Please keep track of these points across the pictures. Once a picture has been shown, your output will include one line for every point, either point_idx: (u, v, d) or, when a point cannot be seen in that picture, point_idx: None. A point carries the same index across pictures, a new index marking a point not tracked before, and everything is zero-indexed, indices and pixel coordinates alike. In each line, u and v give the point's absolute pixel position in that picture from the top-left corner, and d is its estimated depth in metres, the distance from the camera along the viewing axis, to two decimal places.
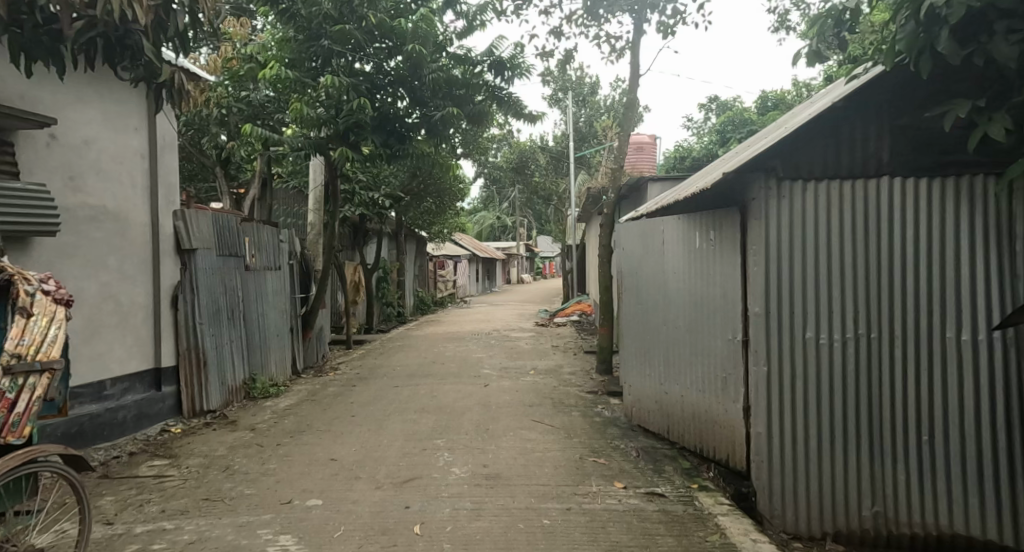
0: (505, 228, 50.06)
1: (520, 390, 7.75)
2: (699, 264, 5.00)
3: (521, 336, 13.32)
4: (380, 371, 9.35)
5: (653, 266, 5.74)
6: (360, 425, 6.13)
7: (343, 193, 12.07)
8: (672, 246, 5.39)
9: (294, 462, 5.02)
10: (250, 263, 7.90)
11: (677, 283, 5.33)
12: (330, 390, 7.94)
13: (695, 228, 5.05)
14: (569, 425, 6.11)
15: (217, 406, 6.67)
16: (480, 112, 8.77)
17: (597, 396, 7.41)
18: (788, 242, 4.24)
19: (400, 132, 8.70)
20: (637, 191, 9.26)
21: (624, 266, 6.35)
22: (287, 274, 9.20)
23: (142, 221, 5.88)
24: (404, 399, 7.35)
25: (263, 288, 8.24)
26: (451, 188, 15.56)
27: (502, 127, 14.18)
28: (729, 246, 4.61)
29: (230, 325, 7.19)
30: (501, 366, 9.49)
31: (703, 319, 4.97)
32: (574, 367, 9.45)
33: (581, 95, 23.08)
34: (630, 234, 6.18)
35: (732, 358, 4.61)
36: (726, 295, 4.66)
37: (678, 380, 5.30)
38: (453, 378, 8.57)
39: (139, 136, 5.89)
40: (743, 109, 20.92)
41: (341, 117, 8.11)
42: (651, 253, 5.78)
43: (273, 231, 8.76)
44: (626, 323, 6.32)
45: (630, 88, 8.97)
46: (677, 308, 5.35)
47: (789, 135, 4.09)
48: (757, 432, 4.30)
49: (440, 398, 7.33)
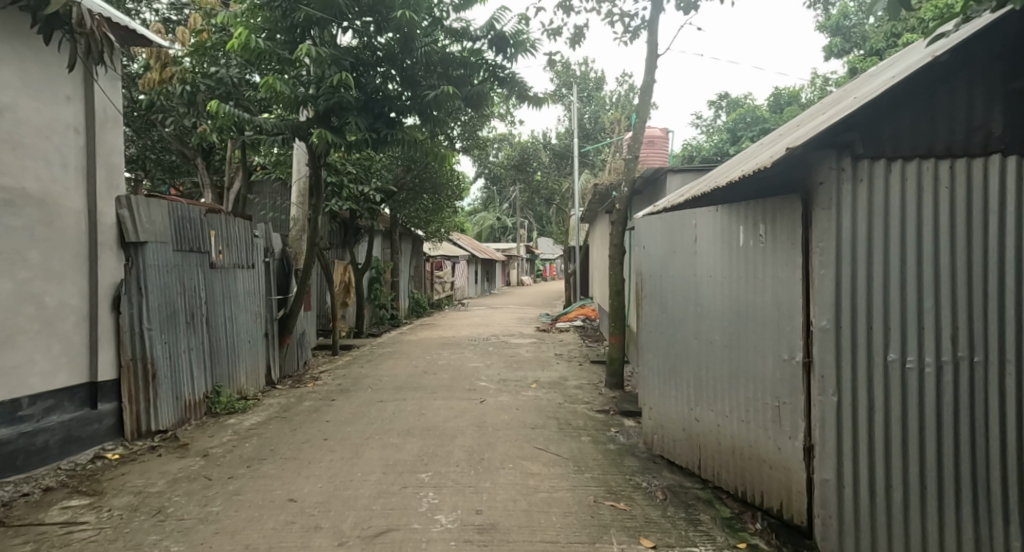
0: (504, 229, 49.07)
1: (520, 408, 6.82)
2: (742, 267, 4.09)
3: (521, 343, 12.39)
4: (365, 383, 8.43)
5: (680, 269, 4.84)
6: (332, 452, 5.20)
7: (329, 185, 11.05)
8: (706, 245, 4.49)
9: (245, 502, 4.10)
10: (216, 260, 6.99)
11: (712, 290, 4.42)
12: (305, 406, 7.02)
13: (737, 223, 4.14)
14: (578, 455, 5.19)
15: (169, 424, 5.74)
16: (480, 92, 7.92)
17: (608, 416, 6.50)
18: (865, 238, 3.34)
19: (389, 117, 7.79)
20: (656, 186, 8.30)
21: (643, 269, 5.44)
22: (262, 273, 8.29)
23: (75, 208, 4.96)
24: (388, 417, 6.42)
25: (231, 288, 7.33)
26: (449, 183, 14.50)
27: (503, 118, 13.29)
28: (786, 243, 3.69)
29: (188, 330, 6.28)
30: (499, 378, 8.56)
31: (746, 333, 4.07)
32: (581, 379, 8.54)
33: (586, 89, 22.10)
34: (651, 229, 5.27)
35: (786, 383, 3.70)
36: (780, 304, 3.75)
37: (714, 407, 4.40)
38: (445, 392, 7.63)
39: (73, 107, 5.00)
40: (755, 106, 20.03)
41: (320, 95, 7.23)
42: (678, 254, 4.87)
43: (246, 224, 7.85)
44: (645, 336, 5.41)
45: (647, 70, 8.06)
46: (711, 319, 4.44)
47: (871, 100, 3.18)
48: (823, 479, 3.40)
49: (428, 416, 6.40)
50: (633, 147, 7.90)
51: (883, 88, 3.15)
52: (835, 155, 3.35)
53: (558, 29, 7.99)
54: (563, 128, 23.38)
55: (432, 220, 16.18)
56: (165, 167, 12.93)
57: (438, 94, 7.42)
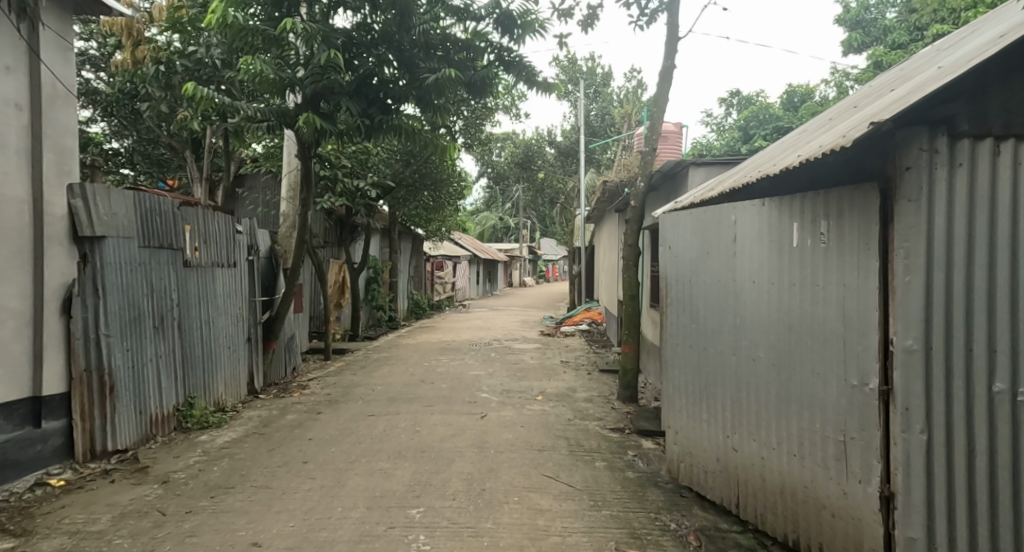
0: (506, 230, 48.31)
1: (525, 426, 6.15)
2: (796, 273, 3.44)
3: (524, 348, 11.73)
4: (356, 393, 7.77)
5: (715, 272, 4.18)
6: (310, 479, 4.54)
7: (322, 178, 10.41)
8: (748, 245, 3.83)
9: (199, 546, 3.44)
10: (191, 257, 6.33)
11: (757, 298, 3.76)
12: (288, 420, 6.37)
13: (789, 219, 3.48)
14: (593, 486, 4.52)
15: (130, 443, 5.06)
16: (484, 77, 7.31)
17: (624, 436, 5.85)
18: (966, 237, 2.66)
19: (384, 103, 7.17)
20: (674, 182, 7.66)
21: (669, 271, 4.77)
22: (245, 272, 7.63)
23: (16, 195, 4.34)
24: (378, 434, 5.77)
25: (208, 288, 6.68)
26: (450, 179, 13.83)
27: (507, 110, 12.64)
28: (856, 243, 3.03)
29: (156, 335, 5.62)
30: (501, 389, 7.90)
31: (800, 351, 3.41)
32: (590, 391, 7.88)
33: (593, 84, 21.09)
34: (680, 228, 4.61)
35: (855, 413, 3.04)
36: (847, 318, 3.09)
37: (758, 436, 3.74)
38: (443, 405, 6.97)
39: (14, 81, 4.37)
40: (767, 104, 19.37)
41: (308, 77, 6.62)
42: (712, 255, 4.21)
43: (228, 219, 7.19)
44: (670, 348, 4.76)
45: (665, 55, 7.40)
46: (754, 332, 3.79)
47: (980, 63, 2.52)
48: (909, 538, 2.74)
49: (422, 435, 5.74)
50: (650, 139, 7.23)
51: (998, 47, 2.47)
52: (928, 133, 2.68)
53: (570, 10, 7.35)
54: (568, 125, 22.65)
55: (432, 219, 15.52)
56: (154, 162, 12.32)
57: (439, 78, 6.80)
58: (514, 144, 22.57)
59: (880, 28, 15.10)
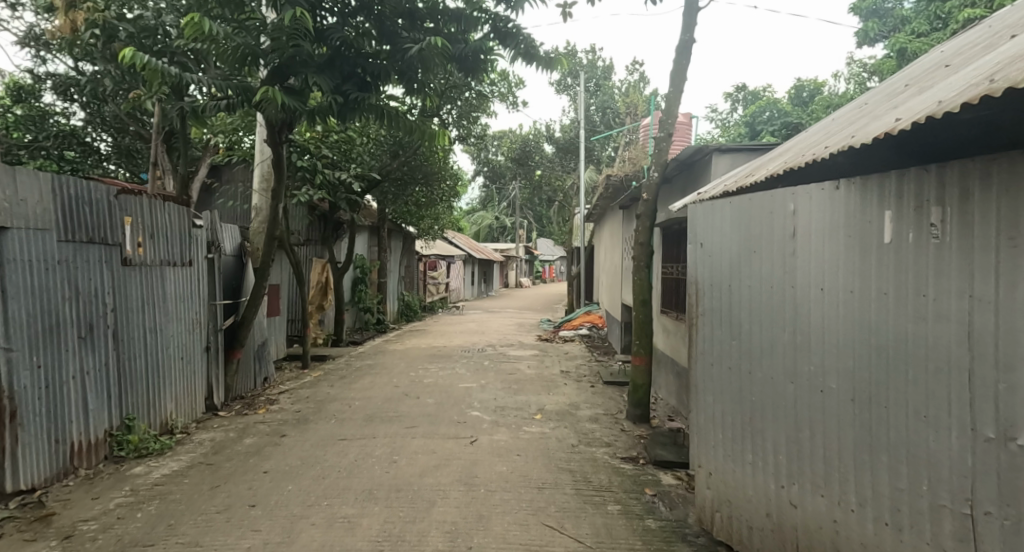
0: (502, 229, 47.40)
1: (522, 454, 5.25)
2: (889, 278, 2.55)
3: (521, 356, 10.81)
4: (331, 409, 6.88)
5: (763, 274, 3.31)
6: (253, 534, 3.62)
7: (300, 169, 9.47)
8: (813, 242, 2.95)
9: None
10: (132, 254, 5.42)
11: (827, 310, 2.87)
12: (246, 445, 5.47)
13: (879, 205, 2.59)
14: (607, 542, 3.64)
15: (39, 481, 4.16)
16: (475, 52, 6.48)
17: (639, 469, 4.98)
18: None
19: (362, 78, 6.26)
20: (689, 173, 6.79)
21: (702, 274, 3.88)
22: (204, 272, 6.73)
23: None
24: (347, 466, 4.87)
25: (155, 289, 5.78)
26: (441, 173, 12.91)
27: (504, 99, 11.76)
28: (992, 236, 2.13)
29: (83, 347, 4.71)
30: (496, 405, 7.01)
31: (894, 383, 2.52)
32: (596, 408, 6.99)
33: (595, 76, 20.37)
34: (715, 219, 3.72)
35: (987, 477, 2.15)
36: (975, 341, 2.20)
37: (826, 492, 2.85)
38: (427, 426, 6.08)
39: None
40: (776, 99, 18.49)
41: (272, 46, 5.75)
42: (760, 253, 3.33)
43: (183, 210, 6.31)
44: (700, 368, 3.89)
45: (683, 28, 6.51)
46: (822, 355, 2.90)
47: None
48: None
49: (400, 468, 4.83)
50: (665, 123, 6.34)
51: None
52: None
53: None
54: (567, 120, 21.72)
55: (423, 216, 14.65)
56: (136, 158, 11.40)
57: (423, 49, 5.92)
58: (511, 139, 21.65)
59: (897, 16, 14.15)
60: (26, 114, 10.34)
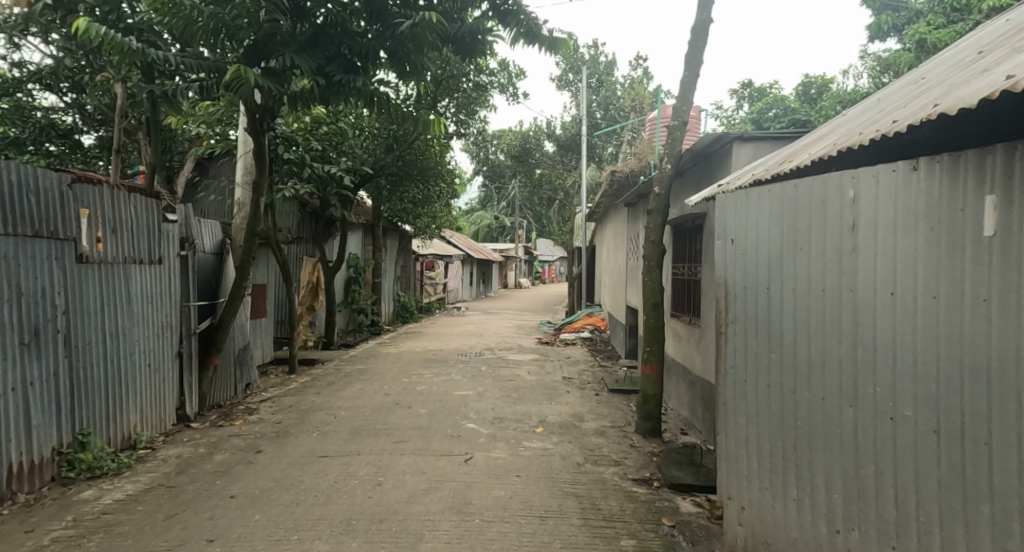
0: (502, 229, 46.87)
1: (522, 475, 4.70)
2: (990, 281, 2.01)
3: (520, 361, 10.27)
4: (315, 421, 6.33)
5: (811, 275, 2.77)
6: None
7: (287, 162, 8.85)
8: (880, 236, 2.42)
9: None
10: (90, 251, 4.87)
11: (901, 319, 2.32)
12: (216, 463, 4.93)
13: (977, 188, 2.04)
14: None
15: None
16: (471, 30, 5.91)
17: (653, 493, 4.44)
18: None
19: (348, 60, 5.74)
20: (705, 165, 6.24)
21: (734, 275, 3.35)
22: (176, 271, 6.18)
23: None
24: (324, 490, 4.32)
25: (119, 289, 5.24)
26: (437, 169, 12.36)
27: (504, 90, 11.17)
28: None
29: (25, 356, 4.17)
30: (493, 416, 6.47)
31: (999, 414, 1.97)
32: (602, 420, 6.45)
33: (597, 72, 19.97)
34: (753, 210, 3.18)
35: None
36: None
37: (898, 545, 2.30)
38: (418, 440, 5.53)
39: None
40: (783, 96, 17.89)
41: (246, 22, 5.21)
42: (808, 250, 2.79)
43: (152, 202, 5.77)
44: (731, 384, 3.36)
45: (701, 6, 5.95)
46: (892, 375, 2.36)
47: None
48: None
49: (384, 492, 4.28)
50: (680, 110, 5.81)
51: None
52: None
53: None
54: (568, 117, 21.13)
55: (419, 213, 14.10)
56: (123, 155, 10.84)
57: (415, 25, 5.36)
58: (511, 136, 21.08)
59: (911, 8, 13.37)
60: (10, 109, 9.70)
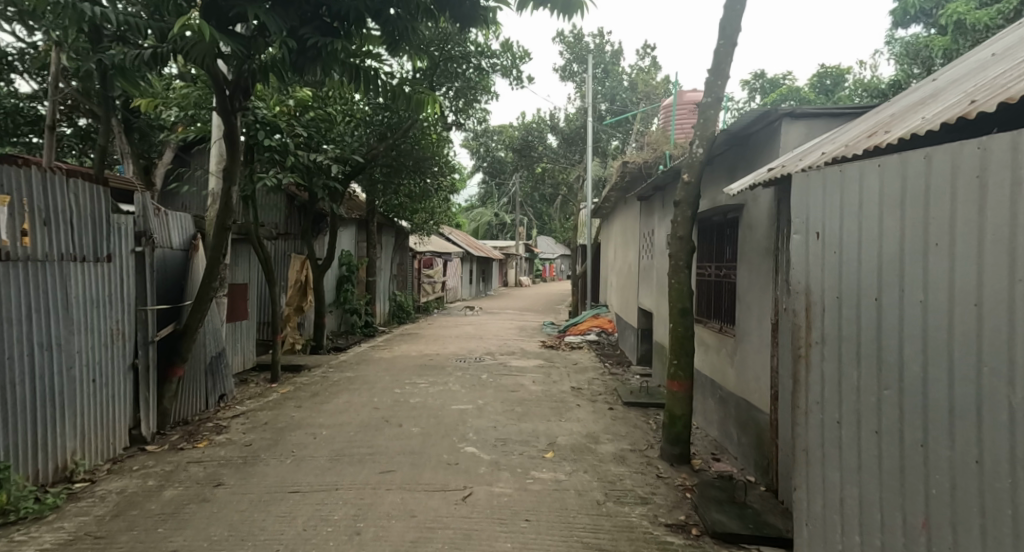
0: (502, 226, 45.93)
1: (532, 520, 3.87)
2: None
3: (524, 367, 9.44)
4: (290, 442, 5.51)
5: (950, 284, 1.99)
6: None
7: (270, 149, 7.85)
8: None
9: None
10: (11, 247, 4.06)
11: None
12: (163, 500, 4.11)
13: None
14: None
15: None
16: None
17: (692, 545, 3.61)
18: None
19: (326, 22, 4.89)
20: (742, 149, 5.39)
21: (827, 284, 2.58)
22: (130, 269, 5.34)
23: None
24: (286, 541, 3.51)
25: (55, 292, 4.44)
26: (434, 160, 11.49)
27: (506, 74, 10.27)
28: None
29: None
30: (496, 437, 5.65)
31: None
32: (620, 442, 5.62)
33: (603, 62, 18.91)
34: (859, 196, 2.40)
35: None
36: None
37: None
38: (407, 470, 4.70)
39: None
40: (797, 87, 16.99)
41: None
42: (945, 250, 2.01)
43: (100, 189, 4.93)
44: (818, 425, 2.61)
45: None
46: None
47: None
48: None
49: (363, 547, 3.44)
50: (714, 85, 4.98)
51: None
52: None
53: None
54: (572, 109, 20.22)
55: (415, 208, 13.22)
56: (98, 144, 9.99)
57: None
58: (512, 129, 20.18)
59: None
60: None
